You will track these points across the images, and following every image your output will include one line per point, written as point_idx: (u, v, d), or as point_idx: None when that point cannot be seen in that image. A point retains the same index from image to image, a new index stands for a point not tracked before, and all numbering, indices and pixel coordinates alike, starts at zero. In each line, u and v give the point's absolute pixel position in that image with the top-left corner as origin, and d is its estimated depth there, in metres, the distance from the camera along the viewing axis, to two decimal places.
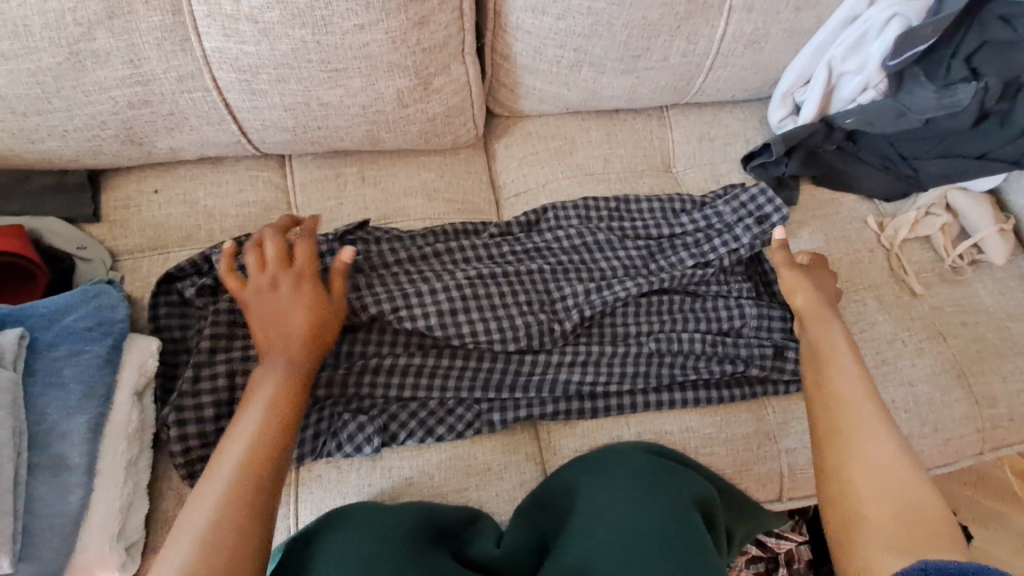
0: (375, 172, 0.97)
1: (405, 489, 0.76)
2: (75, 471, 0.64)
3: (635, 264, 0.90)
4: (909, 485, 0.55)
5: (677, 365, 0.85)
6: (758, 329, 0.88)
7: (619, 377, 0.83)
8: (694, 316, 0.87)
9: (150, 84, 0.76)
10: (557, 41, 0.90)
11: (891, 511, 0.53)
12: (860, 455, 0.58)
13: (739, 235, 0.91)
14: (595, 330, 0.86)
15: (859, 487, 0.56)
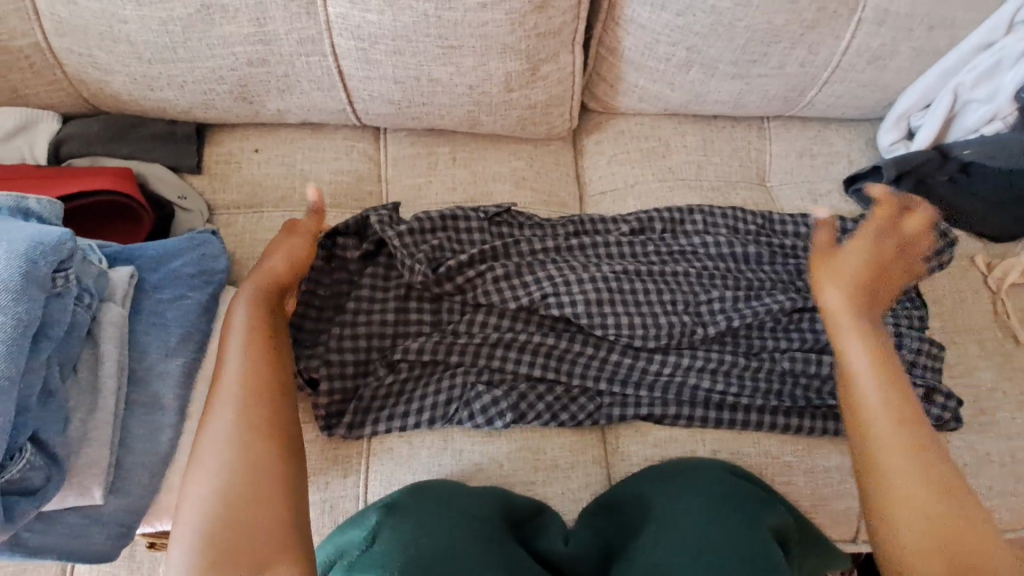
0: (466, 155, 0.97)
1: (473, 475, 0.76)
2: (169, 412, 0.64)
3: (783, 280, 0.87)
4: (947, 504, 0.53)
5: (811, 388, 0.82)
6: (910, 364, 0.84)
7: (749, 391, 0.81)
8: (836, 337, 0.84)
9: (271, 44, 0.77)
10: (670, 38, 0.87)
11: (932, 540, 0.51)
12: (920, 476, 0.55)
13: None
14: (732, 340, 0.84)
15: (897, 495, 0.54)
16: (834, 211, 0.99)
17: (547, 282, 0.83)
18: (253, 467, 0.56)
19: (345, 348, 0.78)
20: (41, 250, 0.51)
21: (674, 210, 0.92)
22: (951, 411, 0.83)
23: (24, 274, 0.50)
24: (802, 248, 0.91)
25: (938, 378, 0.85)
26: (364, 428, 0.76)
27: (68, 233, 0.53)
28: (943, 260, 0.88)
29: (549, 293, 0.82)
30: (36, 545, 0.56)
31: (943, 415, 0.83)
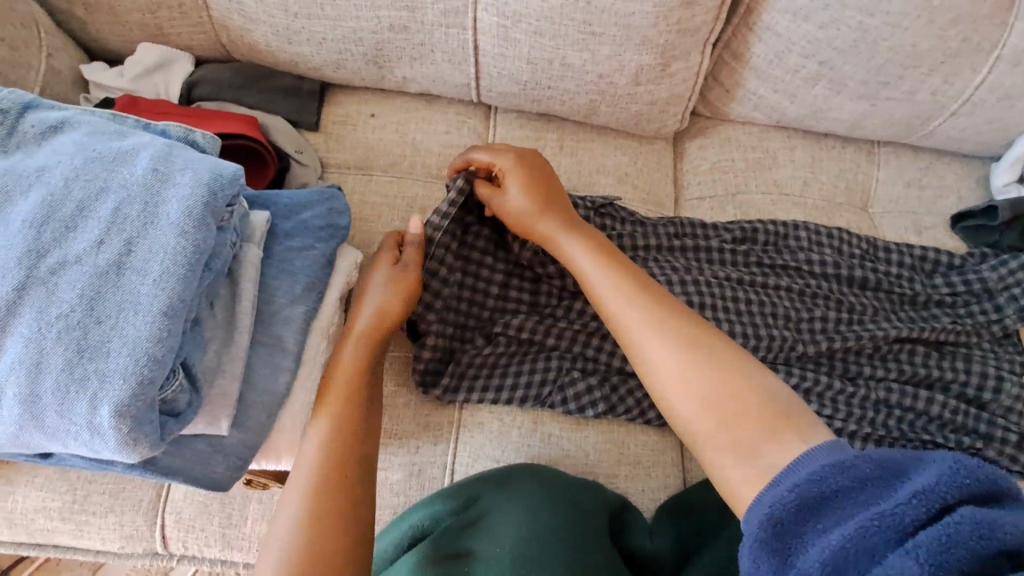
0: (573, 144, 0.97)
1: (559, 460, 0.76)
2: (288, 354, 0.66)
3: (885, 308, 0.85)
4: (731, 386, 0.55)
5: (905, 420, 0.80)
6: (1007, 410, 0.81)
7: (844, 414, 0.79)
8: (938, 372, 0.81)
9: (416, 11, 0.78)
10: (804, 50, 0.86)
11: (710, 415, 0.55)
12: (700, 365, 0.57)
13: (1004, 304, 0.85)
14: (829, 362, 0.82)
15: (692, 390, 0.56)
16: (938, 245, 0.97)
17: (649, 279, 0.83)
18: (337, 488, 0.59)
19: (450, 314, 0.78)
20: (221, 181, 0.52)
21: (781, 223, 0.91)
22: None
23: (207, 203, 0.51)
24: (907, 276, 0.88)
25: None
26: (458, 397, 0.76)
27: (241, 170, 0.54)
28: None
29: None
30: (164, 466, 0.58)
31: None
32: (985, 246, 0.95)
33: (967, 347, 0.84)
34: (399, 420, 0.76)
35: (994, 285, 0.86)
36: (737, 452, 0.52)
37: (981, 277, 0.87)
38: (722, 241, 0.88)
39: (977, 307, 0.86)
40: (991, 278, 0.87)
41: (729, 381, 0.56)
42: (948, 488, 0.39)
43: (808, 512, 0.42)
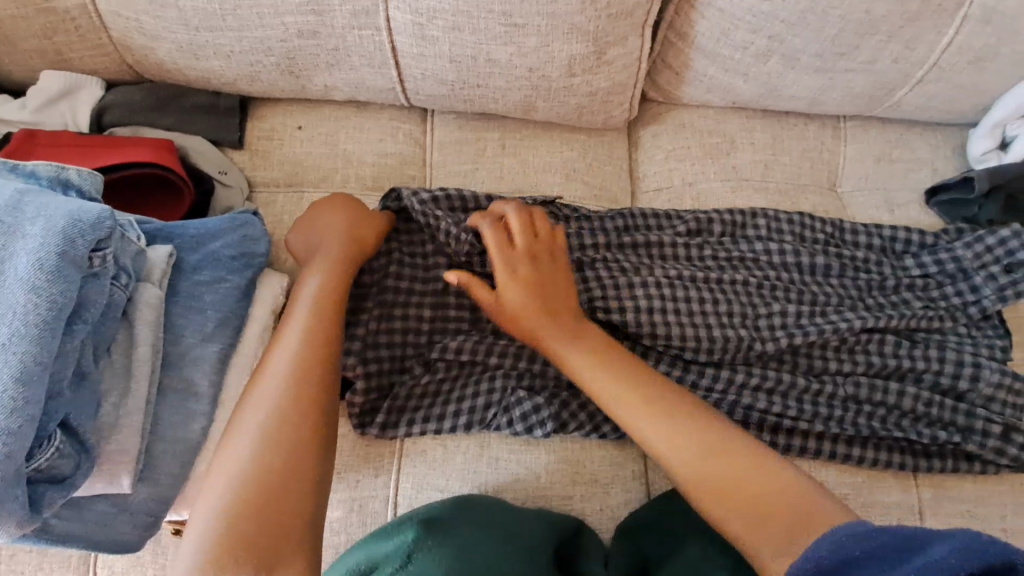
0: (516, 142, 0.91)
1: (508, 486, 0.72)
2: (202, 399, 0.62)
3: (852, 295, 0.80)
4: (752, 469, 0.58)
5: (876, 417, 0.74)
6: (988, 398, 0.76)
7: (810, 415, 0.74)
8: (912, 364, 0.76)
9: (323, 15, 0.72)
10: (750, 26, 0.80)
11: (720, 483, 0.58)
12: (718, 457, 0.59)
13: (982, 284, 0.79)
14: (792, 358, 0.77)
15: (719, 475, 0.58)
16: (912, 223, 0.91)
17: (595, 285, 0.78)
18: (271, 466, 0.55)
19: (387, 339, 0.74)
20: (77, 228, 0.52)
21: (738, 212, 0.85)
22: None
23: (61, 253, 0.51)
24: (875, 261, 0.83)
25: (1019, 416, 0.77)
26: (398, 429, 0.72)
27: (106, 213, 0.55)
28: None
29: (593, 294, 0.77)
30: (59, 533, 0.55)
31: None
32: (963, 219, 0.89)
33: (941, 333, 0.79)
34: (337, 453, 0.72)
35: (969, 265, 0.80)
36: (749, 525, 0.55)
37: (956, 257, 0.81)
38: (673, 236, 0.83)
39: (949, 288, 0.80)
40: (965, 258, 0.81)
41: (733, 455, 0.59)
42: (975, 560, 0.40)
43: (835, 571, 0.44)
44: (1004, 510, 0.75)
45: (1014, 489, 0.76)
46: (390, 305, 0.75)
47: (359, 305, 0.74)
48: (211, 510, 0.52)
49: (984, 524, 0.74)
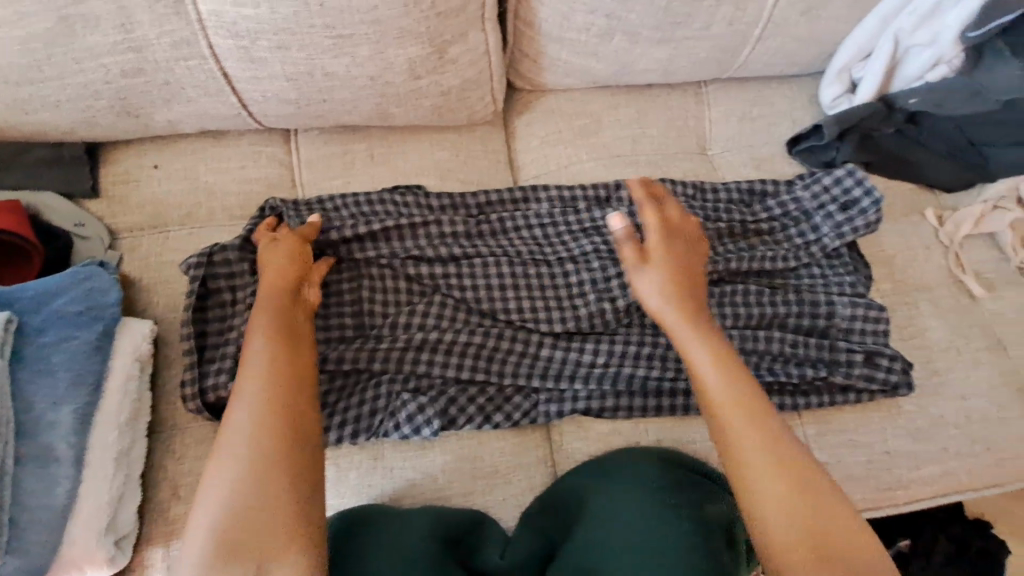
0: (384, 150, 0.90)
1: (407, 493, 0.72)
2: (64, 462, 0.62)
3: (704, 248, 0.86)
4: (835, 519, 0.51)
5: (752, 365, 0.79)
6: (851, 318, 0.83)
7: (687, 373, 0.80)
8: (773, 304, 0.82)
9: (144, 51, 0.71)
10: (586, 6, 0.82)
11: (805, 544, 0.50)
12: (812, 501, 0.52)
13: (820, 222, 0.87)
14: (660, 319, 0.83)
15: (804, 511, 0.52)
16: (779, 176, 0.94)
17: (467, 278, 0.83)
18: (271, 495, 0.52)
19: None
20: None
21: (603, 186, 0.90)
22: (903, 378, 0.82)
23: None
24: (731, 213, 0.88)
25: (880, 341, 0.83)
26: None
27: None
28: (869, 217, 0.85)
29: (456, 280, 0.83)
30: None
31: (895, 382, 0.82)
32: (823, 163, 0.93)
33: (796, 276, 0.86)
34: None
35: (807, 206, 0.88)
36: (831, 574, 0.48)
37: (794, 202, 0.89)
38: (540, 217, 0.87)
39: (795, 228, 0.88)
40: (802, 200, 0.89)
41: (792, 493, 0.53)
42: None
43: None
44: (883, 433, 0.81)
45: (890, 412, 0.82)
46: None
47: (230, 326, 0.75)
48: (201, 525, 0.51)
49: (866, 450, 0.81)
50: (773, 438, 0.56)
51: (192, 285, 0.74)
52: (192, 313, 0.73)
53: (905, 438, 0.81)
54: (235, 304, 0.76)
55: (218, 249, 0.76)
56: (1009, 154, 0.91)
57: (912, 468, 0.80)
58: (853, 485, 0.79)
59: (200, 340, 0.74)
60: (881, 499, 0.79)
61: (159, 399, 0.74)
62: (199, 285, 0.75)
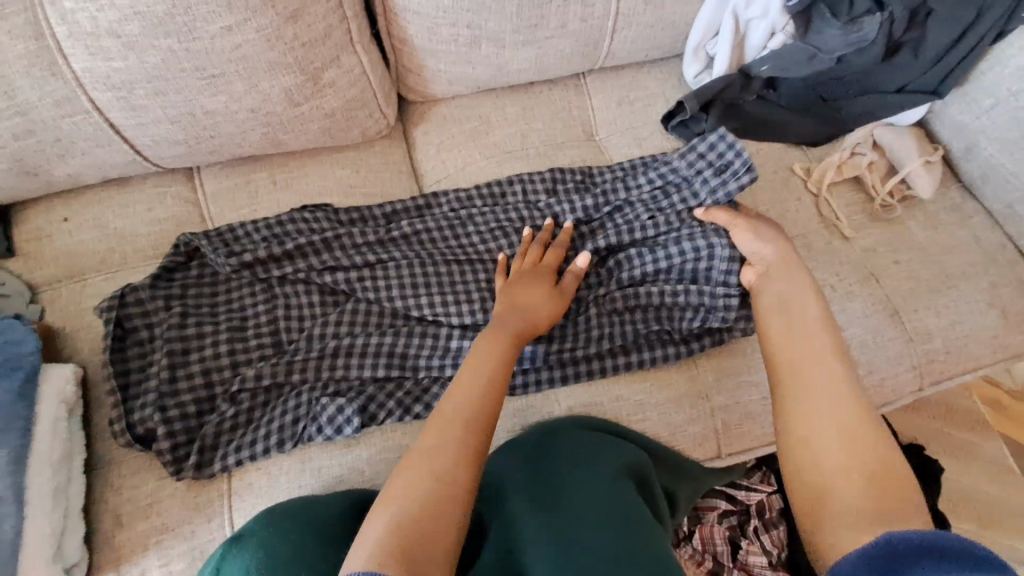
0: (287, 175, 0.95)
1: (335, 488, 0.77)
2: (4, 502, 0.68)
3: (592, 227, 0.93)
4: (867, 450, 0.57)
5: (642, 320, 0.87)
6: (726, 273, 0.87)
7: (587, 343, 0.87)
8: (657, 267, 0.89)
9: (29, 113, 0.75)
10: (448, 19, 0.89)
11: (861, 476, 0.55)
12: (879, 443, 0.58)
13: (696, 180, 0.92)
14: None
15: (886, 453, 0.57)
16: (660, 151, 1.02)
17: (377, 283, 0.86)
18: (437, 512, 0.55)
19: (181, 389, 0.78)
20: None
21: (496, 183, 0.97)
22: None
23: None
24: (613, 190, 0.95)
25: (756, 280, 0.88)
26: (214, 465, 0.76)
27: None
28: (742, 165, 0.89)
29: (369, 286, 0.86)
30: None
31: None
32: (695, 135, 1.01)
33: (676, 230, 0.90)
34: (168, 512, 0.75)
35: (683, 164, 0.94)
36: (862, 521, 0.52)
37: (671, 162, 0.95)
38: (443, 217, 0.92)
39: (674, 197, 0.92)
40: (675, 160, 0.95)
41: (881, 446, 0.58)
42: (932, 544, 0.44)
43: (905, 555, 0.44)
44: None
45: None
46: (183, 351, 0.80)
47: (151, 360, 0.79)
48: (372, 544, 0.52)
49: (760, 388, 0.89)
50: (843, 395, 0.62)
51: (107, 327, 0.78)
52: (111, 353, 0.78)
53: None
54: (154, 339, 0.81)
55: (130, 290, 0.81)
56: (859, 103, 1.01)
57: None
58: (752, 421, 0.88)
59: (122, 378, 0.78)
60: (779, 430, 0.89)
61: (93, 437, 0.78)
62: (114, 326, 0.79)
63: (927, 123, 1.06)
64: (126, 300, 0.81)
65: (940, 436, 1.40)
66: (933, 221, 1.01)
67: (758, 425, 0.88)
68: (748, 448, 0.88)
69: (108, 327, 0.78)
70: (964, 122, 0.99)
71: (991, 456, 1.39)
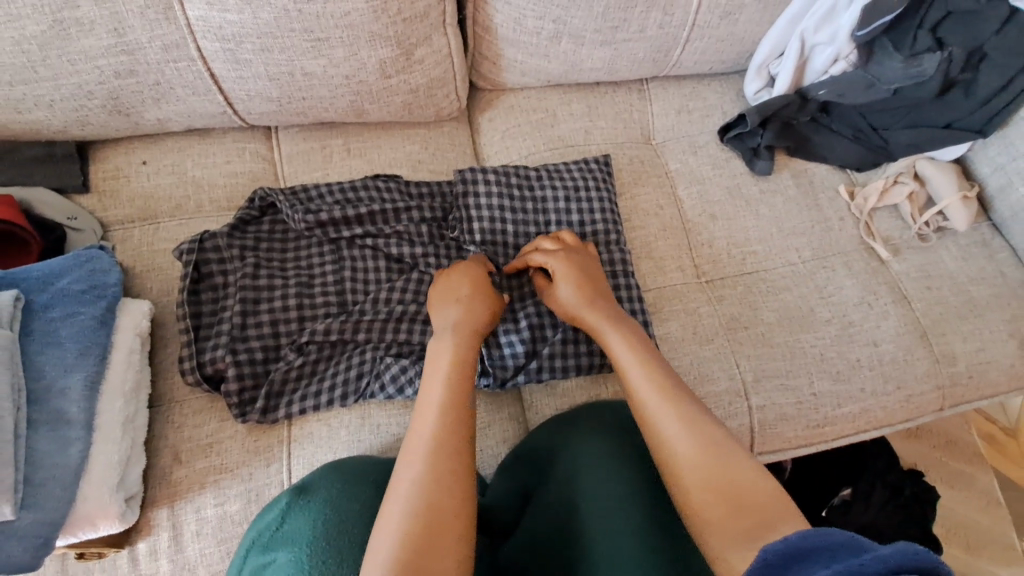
0: (360, 144, 0.99)
1: (392, 445, 0.80)
2: (75, 425, 0.67)
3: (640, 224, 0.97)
4: (723, 473, 0.60)
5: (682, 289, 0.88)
6: None
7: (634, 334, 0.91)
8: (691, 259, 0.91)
9: (135, 53, 0.77)
10: (536, 12, 0.93)
11: (717, 498, 0.58)
12: (718, 458, 0.61)
13: None
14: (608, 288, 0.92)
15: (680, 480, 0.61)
16: (714, 160, 1.07)
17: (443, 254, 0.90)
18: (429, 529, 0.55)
19: (249, 335, 0.80)
20: None
21: (558, 167, 1.00)
22: None
23: None
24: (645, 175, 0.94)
25: None
26: (278, 411, 0.79)
27: None
28: None
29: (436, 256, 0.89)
30: None
31: None
32: (750, 148, 1.06)
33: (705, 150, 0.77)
34: (227, 453, 0.77)
35: None
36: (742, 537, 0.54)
37: None
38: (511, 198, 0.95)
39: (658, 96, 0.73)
40: None
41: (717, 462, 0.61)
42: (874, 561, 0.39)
43: (785, 564, 0.45)
44: (811, 378, 0.94)
45: (815, 360, 0.95)
46: (255, 300, 0.82)
47: (223, 306, 0.82)
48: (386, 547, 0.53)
49: (796, 392, 0.93)
50: (687, 415, 0.66)
51: (187, 269, 0.81)
52: (186, 295, 0.80)
53: (830, 382, 0.94)
54: (227, 286, 0.83)
55: (209, 236, 0.83)
56: (906, 134, 1.06)
57: (834, 407, 0.94)
58: (786, 423, 0.92)
59: (195, 319, 0.80)
60: (808, 434, 0.93)
61: (157, 375, 0.80)
62: (192, 269, 0.81)
63: (964, 162, 1.12)
64: (204, 246, 0.83)
65: (939, 466, 1.45)
66: (965, 252, 1.06)
67: (791, 426, 0.92)
68: (778, 448, 0.92)
69: (188, 269, 0.80)
70: (1001, 163, 1.05)
71: (988, 490, 1.45)
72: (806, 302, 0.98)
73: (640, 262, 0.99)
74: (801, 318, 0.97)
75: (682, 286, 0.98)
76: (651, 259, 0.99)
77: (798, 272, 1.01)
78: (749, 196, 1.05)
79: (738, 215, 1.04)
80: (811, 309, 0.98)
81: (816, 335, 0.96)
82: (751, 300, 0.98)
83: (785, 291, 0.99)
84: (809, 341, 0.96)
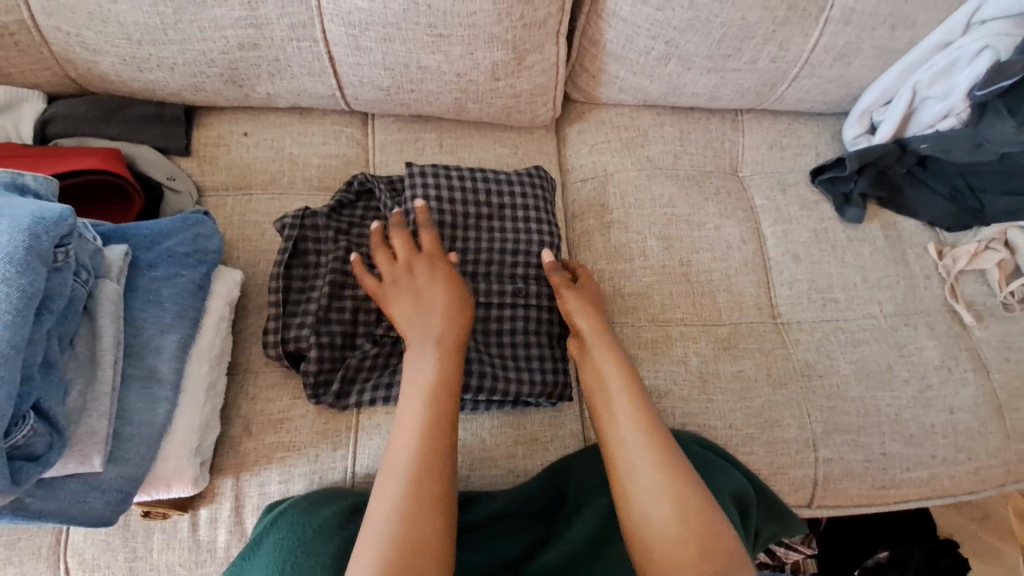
0: (452, 141, 0.99)
1: (458, 450, 0.82)
2: (165, 385, 0.68)
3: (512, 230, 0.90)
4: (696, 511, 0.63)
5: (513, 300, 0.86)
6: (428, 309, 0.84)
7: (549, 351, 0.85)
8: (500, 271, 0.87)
9: (262, 28, 0.79)
10: (650, 32, 0.92)
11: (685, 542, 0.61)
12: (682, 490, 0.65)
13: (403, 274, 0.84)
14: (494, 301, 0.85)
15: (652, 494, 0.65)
16: (803, 200, 1.05)
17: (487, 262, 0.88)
18: (426, 521, 0.59)
19: (331, 319, 0.80)
20: (44, 225, 0.58)
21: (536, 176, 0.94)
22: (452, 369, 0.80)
23: (28, 247, 0.57)
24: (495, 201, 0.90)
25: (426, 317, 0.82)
26: (350, 398, 0.79)
27: (68, 210, 0.61)
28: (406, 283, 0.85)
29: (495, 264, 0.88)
30: (35, 511, 0.60)
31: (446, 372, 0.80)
32: (841, 194, 1.04)
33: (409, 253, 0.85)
34: (296, 432, 0.77)
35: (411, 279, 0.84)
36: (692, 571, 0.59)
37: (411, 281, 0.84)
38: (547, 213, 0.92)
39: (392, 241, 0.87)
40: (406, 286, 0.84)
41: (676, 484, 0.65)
42: None
43: None
44: (883, 438, 0.91)
45: (888, 420, 0.92)
46: (342, 285, 0.82)
47: (312, 285, 0.82)
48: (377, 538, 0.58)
49: (866, 449, 0.90)
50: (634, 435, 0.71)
51: (288, 244, 0.82)
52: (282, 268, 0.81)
53: (901, 444, 0.91)
54: (318, 266, 0.83)
55: (310, 214, 0.84)
56: (1005, 201, 1.03)
57: (903, 470, 0.91)
58: (851, 480, 0.89)
59: (285, 294, 0.81)
60: (872, 494, 0.90)
61: (239, 345, 0.81)
62: (291, 244, 0.82)
63: None
64: (303, 224, 0.83)
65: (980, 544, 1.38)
66: None
67: (855, 484, 0.90)
68: (840, 504, 0.90)
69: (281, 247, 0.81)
70: None
71: None
72: (884, 359, 0.95)
73: (719, 295, 0.97)
74: (877, 374, 0.94)
75: (757, 326, 0.96)
76: (729, 294, 0.97)
77: (879, 326, 0.98)
78: (835, 241, 1.03)
79: (823, 260, 1.01)
80: (889, 366, 0.95)
81: (891, 395, 0.93)
82: (828, 348, 0.95)
83: (864, 344, 0.96)
84: (884, 399, 0.93)
